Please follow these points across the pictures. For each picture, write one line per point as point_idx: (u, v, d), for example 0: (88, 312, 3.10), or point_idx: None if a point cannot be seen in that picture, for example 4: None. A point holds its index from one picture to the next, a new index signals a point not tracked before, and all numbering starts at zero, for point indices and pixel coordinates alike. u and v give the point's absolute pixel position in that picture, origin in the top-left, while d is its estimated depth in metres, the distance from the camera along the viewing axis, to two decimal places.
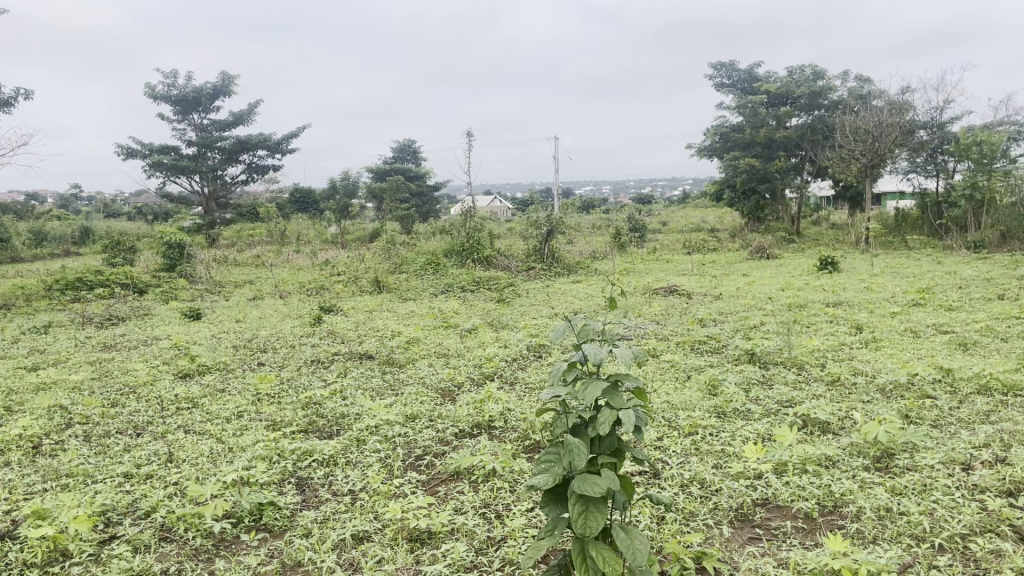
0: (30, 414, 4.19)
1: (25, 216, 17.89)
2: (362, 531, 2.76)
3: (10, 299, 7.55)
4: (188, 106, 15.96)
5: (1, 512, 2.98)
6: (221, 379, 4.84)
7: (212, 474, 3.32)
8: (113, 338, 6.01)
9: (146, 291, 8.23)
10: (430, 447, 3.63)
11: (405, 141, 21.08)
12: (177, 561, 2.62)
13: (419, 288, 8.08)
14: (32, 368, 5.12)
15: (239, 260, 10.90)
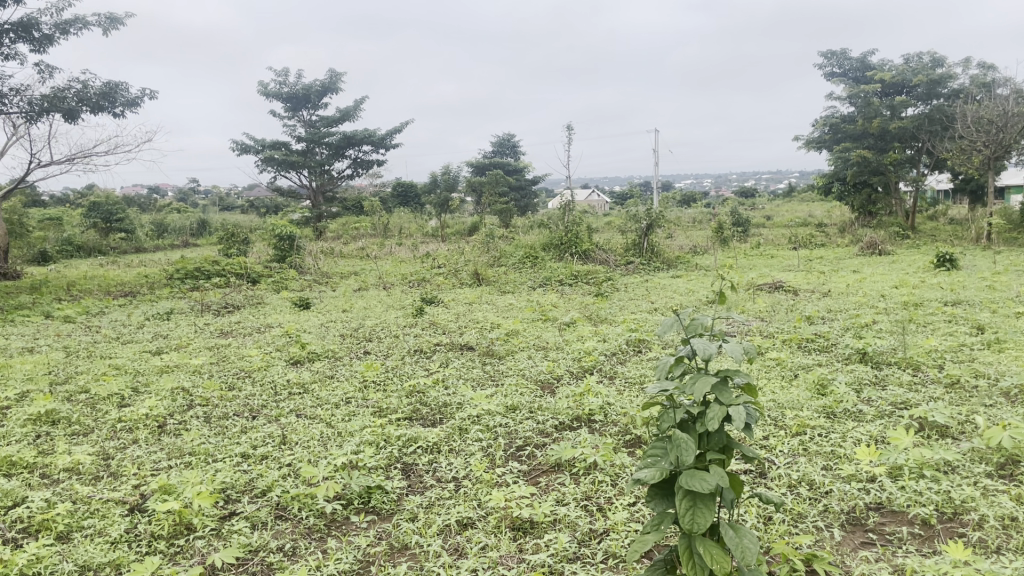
0: (156, 395, 4.46)
1: (148, 209, 18.99)
2: (466, 518, 2.82)
3: (136, 288, 8.04)
4: (299, 103, 16.56)
5: (131, 487, 3.19)
6: (330, 367, 5.03)
7: (322, 457, 3.45)
8: (229, 325, 6.32)
9: (258, 281, 8.60)
10: (531, 438, 3.67)
11: (506, 135, 21.31)
12: (292, 539, 2.75)
13: (518, 282, 8.13)
14: (157, 352, 5.45)
15: (345, 252, 11.26)
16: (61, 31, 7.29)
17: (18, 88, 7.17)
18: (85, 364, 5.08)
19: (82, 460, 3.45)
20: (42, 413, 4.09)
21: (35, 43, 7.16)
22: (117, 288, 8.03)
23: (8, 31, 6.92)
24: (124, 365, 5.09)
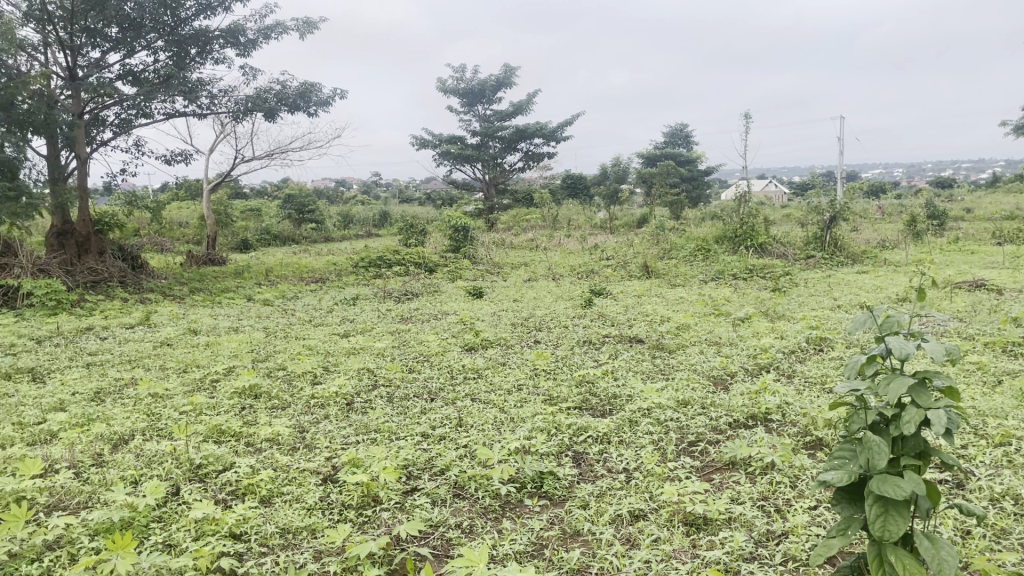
0: (344, 374, 4.77)
1: (335, 201, 20.29)
2: (638, 509, 2.82)
3: (326, 275, 8.61)
4: (474, 98, 17.07)
5: (325, 458, 3.45)
6: (502, 354, 5.17)
7: (497, 441, 3.57)
8: (409, 311, 6.64)
9: (435, 270, 8.96)
10: (704, 434, 3.60)
11: (678, 125, 20.92)
12: (469, 517, 2.86)
13: (688, 275, 7.97)
14: (344, 335, 5.83)
15: (515, 243, 11.52)
16: (263, 35, 7.88)
17: (226, 90, 7.86)
18: (282, 344, 5.52)
19: (282, 432, 3.77)
20: (246, 387, 4.49)
21: (241, 47, 7.79)
22: (308, 274, 8.64)
23: (218, 37, 7.59)
24: (315, 346, 5.48)
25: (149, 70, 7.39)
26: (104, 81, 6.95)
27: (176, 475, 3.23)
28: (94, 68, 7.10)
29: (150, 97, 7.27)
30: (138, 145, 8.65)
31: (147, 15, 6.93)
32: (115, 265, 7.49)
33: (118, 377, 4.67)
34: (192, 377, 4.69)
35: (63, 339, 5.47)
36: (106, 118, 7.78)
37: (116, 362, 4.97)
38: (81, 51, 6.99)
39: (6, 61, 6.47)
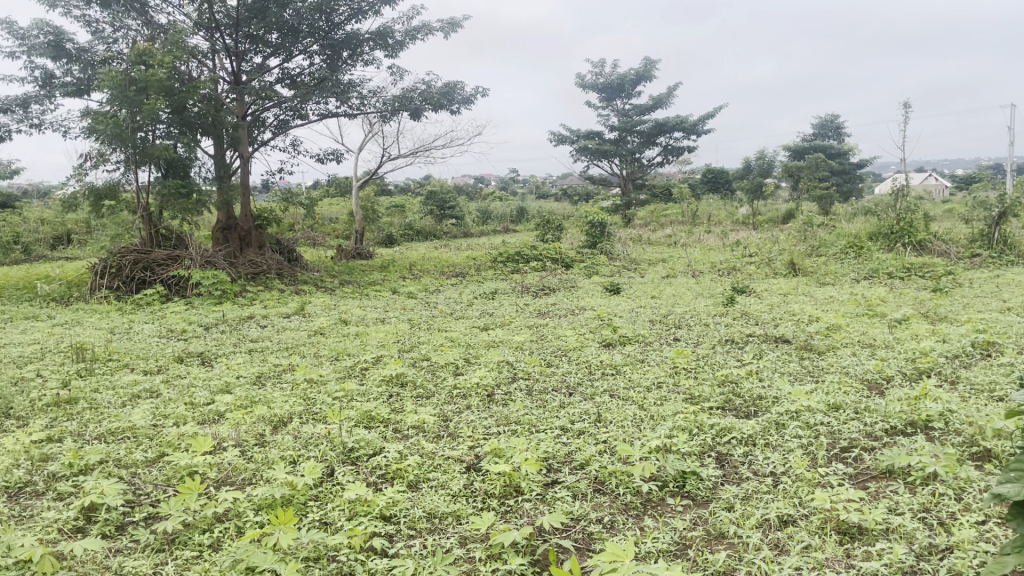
0: (485, 366, 4.87)
1: (474, 197, 20.74)
2: (787, 515, 2.72)
3: (466, 269, 8.81)
4: (613, 93, 16.98)
5: (468, 447, 3.54)
6: (641, 351, 5.12)
7: (637, 438, 3.53)
8: (546, 306, 6.69)
9: (572, 266, 8.99)
10: (857, 440, 3.43)
11: (828, 116, 19.98)
12: (611, 512, 2.86)
13: (839, 273, 7.61)
14: (484, 328, 5.94)
15: (653, 239, 11.38)
16: (410, 37, 8.13)
17: (375, 91, 8.18)
18: (426, 336, 5.70)
19: (427, 420, 3.89)
20: (393, 376, 4.67)
21: (389, 49, 8.07)
22: (449, 269, 8.87)
23: (368, 40, 7.89)
24: (457, 338, 5.62)
25: (305, 73, 7.80)
26: (265, 84, 7.40)
27: (330, 457, 3.41)
28: (256, 72, 7.57)
29: (305, 98, 7.67)
30: (293, 145, 9.15)
31: (304, 20, 7.32)
32: (273, 258, 7.93)
33: (276, 363, 4.98)
34: (343, 364, 4.93)
35: (228, 326, 5.88)
36: (266, 119, 8.27)
37: (275, 349, 5.29)
38: (245, 56, 7.47)
39: (180, 68, 7.02)
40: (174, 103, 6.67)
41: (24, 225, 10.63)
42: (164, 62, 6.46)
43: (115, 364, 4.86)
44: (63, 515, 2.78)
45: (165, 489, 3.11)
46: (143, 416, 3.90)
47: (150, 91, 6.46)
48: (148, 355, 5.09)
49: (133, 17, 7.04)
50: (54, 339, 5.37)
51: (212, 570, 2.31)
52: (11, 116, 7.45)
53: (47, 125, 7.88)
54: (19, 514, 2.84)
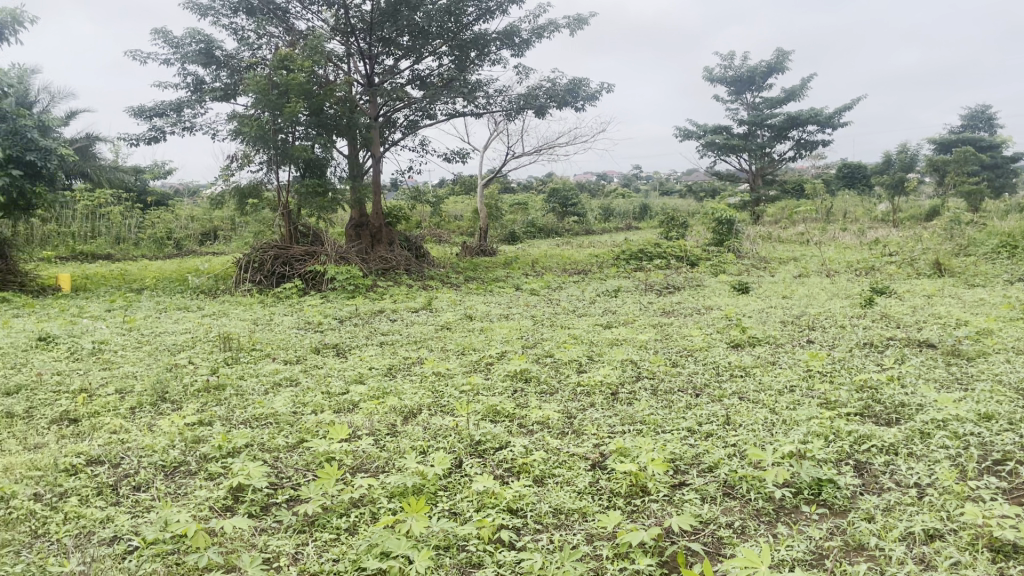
0: (609, 364, 4.84)
1: (596, 194, 20.68)
2: (934, 529, 2.56)
3: (588, 266, 8.79)
4: (743, 87, 16.52)
5: (593, 445, 3.53)
6: (772, 352, 4.95)
7: (769, 442, 3.42)
8: (672, 305, 6.59)
9: (697, 264, 8.81)
10: (1012, 453, 3.20)
11: (977, 105, 18.69)
12: (741, 518, 2.78)
13: (991, 274, 7.11)
14: (608, 325, 5.91)
15: (783, 237, 10.99)
16: (536, 35, 8.18)
17: (501, 90, 8.28)
18: (550, 332, 5.72)
19: (551, 416, 3.91)
20: (518, 371, 4.72)
21: (516, 48, 8.15)
22: (572, 266, 8.87)
23: (495, 39, 7.98)
24: (580, 335, 5.62)
25: (434, 74, 7.99)
26: (396, 86, 7.63)
27: (458, 449, 3.48)
28: (388, 74, 7.81)
29: (434, 99, 7.86)
30: (422, 144, 9.39)
31: (434, 22, 7.49)
32: (401, 254, 8.18)
33: (406, 356, 5.13)
34: (469, 359, 5.02)
35: (360, 320, 6.11)
36: (397, 120, 8.53)
37: (404, 342, 5.45)
38: (378, 59, 7.73)
39: (318, 72, 7.34)
40: (312, 106, 7.00)
41: (176, 222, 11.41)
42: (304, 67, 6.78)
43: (258, 354, 5.15)
44: (213, 495, 2.97)
45: (305, 474, 3.27)
46: (284, 403, 4.11)
47: (291, 94, 6.79)
48: (288, 346, 5.36)
49: (275, 25, 7.42)
50: (203, 329, 5.74)
51: (348, 553, 2.41)
52: (167, 120, 8.00)
53: (198, 128, 8.42)
54: (175, 492, 3.05)
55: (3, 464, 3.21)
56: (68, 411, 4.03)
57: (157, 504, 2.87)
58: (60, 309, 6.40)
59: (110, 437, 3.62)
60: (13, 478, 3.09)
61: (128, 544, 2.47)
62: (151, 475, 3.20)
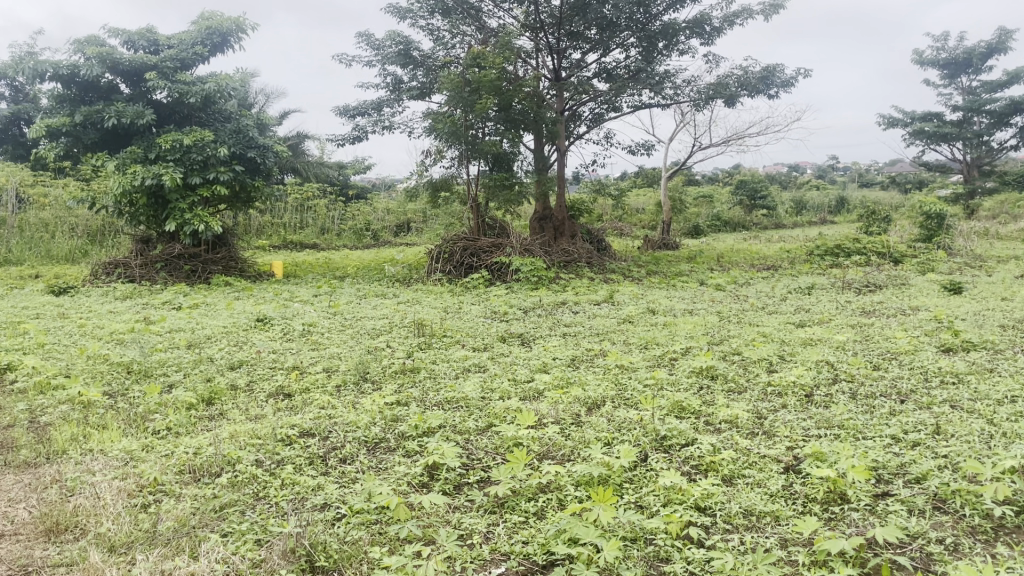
0: (802, 364, 4.63)
1: (787, 187, 19.81)
2: None
3: (778, 262, 8.43)
4: (958, 70, 15.23)
5: (786, 447, 3.39)
6: (990, 359, 4.54)
7: (987, 456, 3.13)
8: (872, 304, 6.20)
9: (901, 261, 8.21)
10: None
11: None
12: (953, 534, 2.57)
13: None
14: (801, 324, 5.65)
15: (1002, 234, 10.01)
16: (728, 22, 7.94)
17: (690, 80, 8.12)
18: (738, 329, 5.55)
19: (741, 415, 3.79)
20: (704, 367, 4.61)
21: (706, 36, 7.95)
22: (760, 262, 8.55)
23: (685, 28, 7.82)
24: (771, 333, 5.41)
25: (621, 66, 7.97)
26: (584, 80, 7.70)
27: (644, 443, 3.47)
28: (575, 68, 7.89)
29: (621, 91, 7.85)
30: (606, 137, 9.40)
31: (623, 14, 7.47)
32: (584, 247, 8.24)
33: (589, 348, 5.17)
34: (654, 353, 4.98)
35: (544, 311, 6.22)
36: (582, 113, 8.60)
37: (587, 335, 5.48)
38: (565, 53, 7.83)
39: (508, 68, 7.54)
40: (502, 102, 7.21)
41: (373, 214, 12.14)
42: (495, 64, 6.99)
43: (448, 340, 5.38)
44: (411, 471, 3.14)
45: (495, 457, 3.38)
46: (474, 389, 4.27)
47: (482, 91, 7.02)
48: (476, 334, 5.56)
49: (468, 24, 7.69)
50: (399, 315, 6.08)
51: (537, 536, 2.44)
52: (368, 119, 8.52)
53: (396, 126, 8.90)
54: (377, 466, 3.26)
55: (230, 431, 3.57)
56: (283, 386, 4.41)
57: (361, 476, 3.07)
58: (273, 293, 7.00)
59: (319, 412, 3.92)
60: (239, 444, 3.42)
61: (336, 511, 2.66)
62: (355, 449, 3.44)
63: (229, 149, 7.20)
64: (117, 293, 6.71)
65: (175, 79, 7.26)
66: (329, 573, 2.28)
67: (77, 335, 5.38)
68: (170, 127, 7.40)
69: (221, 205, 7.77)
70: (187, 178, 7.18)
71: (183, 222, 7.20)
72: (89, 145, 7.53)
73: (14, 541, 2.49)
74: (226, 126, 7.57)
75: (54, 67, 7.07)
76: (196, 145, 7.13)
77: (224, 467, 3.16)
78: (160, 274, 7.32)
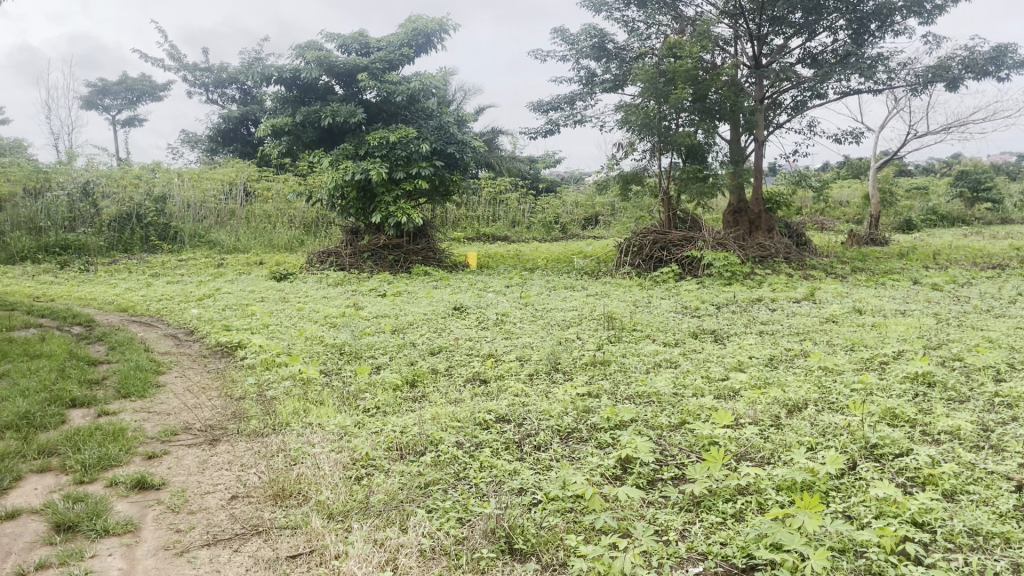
0: None
1: (1018, 178, 17.94)
2: None
3: (1005, 261, 7.64)
4: None
5: (1018, 465, 3.05)
6: None
7: None
8: None
9: None
10: None
11: None
12: None
13: None
14: None
15: None
16: None
17: (905, 63, 7.54)
18: (958, 334, 5.09)
19: (964, 426, 3.47)
20: (920, 373, 4.27)
21: (926, 14, 7.34)
22: (984, 260, 7.80)
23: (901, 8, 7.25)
24: (998, 340, 4.91)
25: (828, 51, 7.56)
26: (785, 66, 7.37)
27: (852, 450, 3.27)
28: (777, 54, 7.56)
29: (826, 78, 7.44)
30: (808, 125, 8.95)
31: None
32: (781, 241, 7.89)
33: (788, 347, 4.94)
34: (860, 356, 4.68)
35: (739, 307, 6.02)
36: (783, 101, 8.23)
37: (786, 333, 5.26)
38: (767, 39, 7.54)
39: (704, 57, 7.37)
40: (697, 92, 7.04)
41: (562, 208, 12.36)
42: (692, 53, 6.85)
43: (639, 334, 5.33)
44: (605, 463, 3.15)
45: (690, 454, 3.32)
46: (667, 384, 4.21)
47: (677, 81, 6.91)
48: (667, 329, 5.48)
49: (664, 13, 7.54)
50: (589, 307, 6.11)
51: (736, 538, 2.32)
52: (561, 113, 8.63)
53: (588, 119, 8.95)
54: (571, 455, 3.29)
55: (433, 413, 3.75)
56: (479, 372, 4.58)
57: (556, 464, 3.11)
58: (469, 283, 7.28)
59: (514, 399, 4.02)
60: (441, 426, 3.59)
61: (533, 497, 2.71)
62: (549, 437, 3.50)
63: (430, 145, 7.53)
64: (329, 280, 7.24)
65: (383, 79, 7.72)
66: (526, 557, 2.32)
67: (296, 318, 5.87)
68: (378, 125, 7.89)
69: (422, 198, 8.17)
70: (392, 173, 7.61)
71: (387, 215, 7.64)
72: (308, 143, 8.21)
73: (248, 503, 2.75)
74: (428, 123, 7.94)
75: (278, 72, 7.75)
76: (400, 142, 7.54)
77: (428, 447, 3.31)
78: (366, 263, 7.83)
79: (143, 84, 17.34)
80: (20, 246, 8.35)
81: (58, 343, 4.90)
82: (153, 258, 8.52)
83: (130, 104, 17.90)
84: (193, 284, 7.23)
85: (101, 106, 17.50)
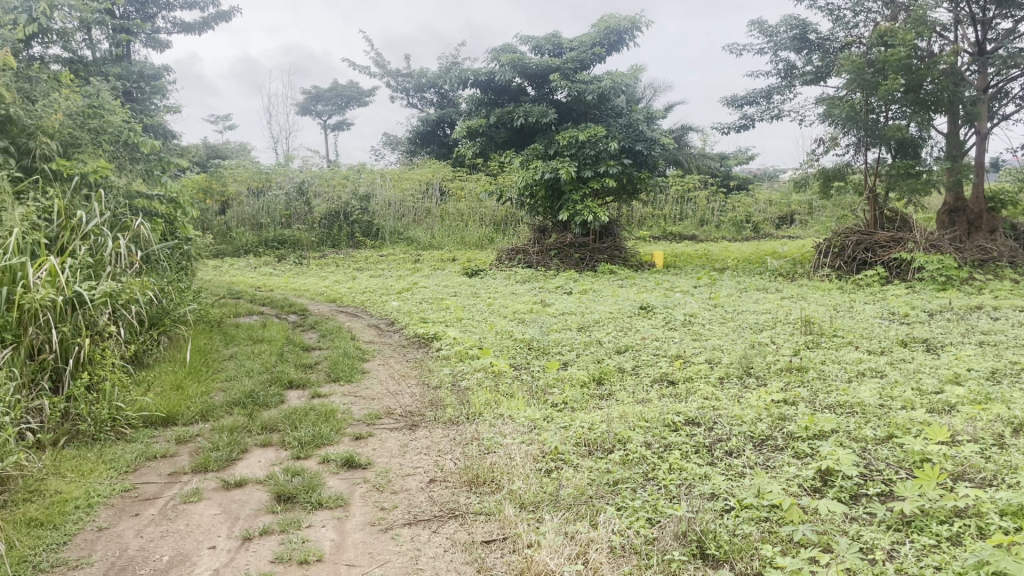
0: None
1: None
2: None
3: None
4: None
5: None
6: None
7: None
8: None
9: None
10: None
11: None
12: None
13: None
14: None
15: None
16: None
17: None
18: None
19: None
20: None
21: None
22: None
23: None
24: None
25: None
26: (1015, 51, 6.69)
27: None
28: (1005, 38, 6.88)
29: None
30: None
31: None
32: (1006, 244, 7.17)
33: (1015, 361, 4.48)
34: None
35: (954, 315, 5.55)
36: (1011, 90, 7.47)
37: (1013, 345, 4.77)
38: (993, 23, 6.89)
39: (919, 44, 6.84)
40: (909, 82, 6.55)
41: (754, 206, 11.95)
42: (906, 40, 6.39)
43: (839, 340, 5.05)
44: (803, 474, 3.01)
45: (898, 471, 3.09)
46: (871, 394, 3.96)
47: (888, 71, 6.47)
48: (872, 336, 5.15)
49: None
50: (784, 311, 5.86)
51: (953, 563, 2.12)
52: (757, 108, 8.34)
53: (786, 114, 8.59)
54: (765, 463, 3.18)
55: (621, 412, 3.76)
56: (667, 373, 4.53)
57: (749, 471, 3.02)
58: (656, 283, 7.19)
59: (705, 403, 3.94)
60: (630, 425, 3.59)
61: (725, 503, 2.64)
62: (742, 443, 3.40)
63: (619, 143, 7.50)
64: (517, 277, 7.43)
65: (574, 79, 7.78)
66: (719, 563, 2.27)
67: (487, 313, 6.08)
68: (568, 125, 8.00)
69: (610, 197, 8.17)
70: (581, 171, 7.67)
71: (575, 213, 7.71)
72: (501, 143, 8.49)
73: (445, 487, 2.90)
74: (618, 121, 7.94)
75: (475, 75, 8.09)
76: (589, 141, 7.59)
77: (616, 445, 3.32)
78: (553, 261, 7.97)
79: (351, 91, 18.58)
80: (244, 241, 9.24)
81: (277, 330, 5.38)
82: (357, 253, 9.13)
83: (339, 109, 19.26)
84: (393, 278, 7.67)
85: (314, 111, 18.96)
